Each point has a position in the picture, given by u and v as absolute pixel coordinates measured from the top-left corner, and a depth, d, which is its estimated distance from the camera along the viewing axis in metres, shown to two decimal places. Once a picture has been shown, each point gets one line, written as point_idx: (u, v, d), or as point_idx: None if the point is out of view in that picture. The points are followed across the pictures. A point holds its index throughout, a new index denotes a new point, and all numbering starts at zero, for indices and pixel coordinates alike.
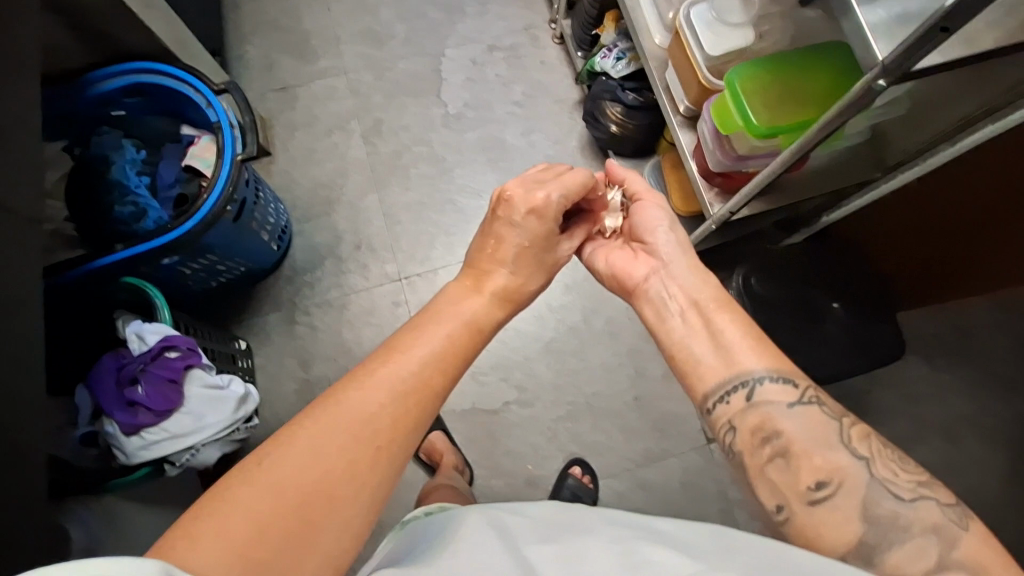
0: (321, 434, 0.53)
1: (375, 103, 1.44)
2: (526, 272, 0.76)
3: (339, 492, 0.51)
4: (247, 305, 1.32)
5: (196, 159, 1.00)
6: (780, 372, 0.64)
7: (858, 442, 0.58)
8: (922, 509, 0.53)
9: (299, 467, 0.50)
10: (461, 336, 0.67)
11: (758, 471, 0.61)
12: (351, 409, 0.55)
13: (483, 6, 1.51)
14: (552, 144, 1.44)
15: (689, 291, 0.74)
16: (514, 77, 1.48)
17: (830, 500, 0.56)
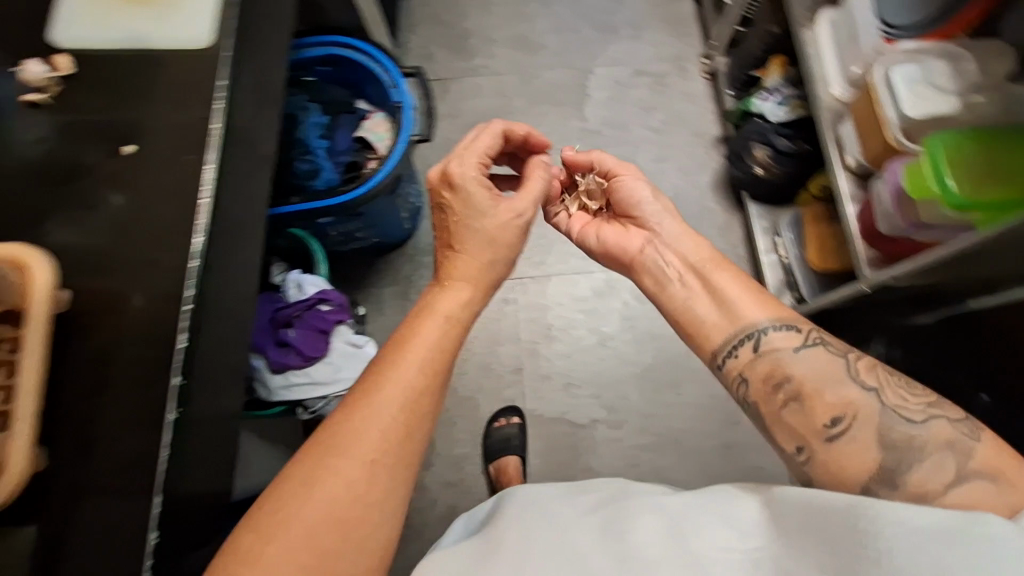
0: (324, 472, 0.57)
1: (517, 106, 1.48)
2: (472, 241, 0.73)
3: (355, 511, 0.57)
4: (367, 275, 1.38)
5: (369, 133, 1.08)
6: (783, 320, 0.71)
7: (865, 373, 0.65)
8: (935, 428, 0.60)
9: (314, 505, 0.56)
10: (443, 332, 0.67)
11: (775, 417, 0.67)
12: (351, 440, 0.59)
13: (636, 30, 1.53)
14: (683, 175, 1.44)
15: (688, 257, 0.79)
16: (656, 104, 1.49)
17: (844, 436, 0.62)
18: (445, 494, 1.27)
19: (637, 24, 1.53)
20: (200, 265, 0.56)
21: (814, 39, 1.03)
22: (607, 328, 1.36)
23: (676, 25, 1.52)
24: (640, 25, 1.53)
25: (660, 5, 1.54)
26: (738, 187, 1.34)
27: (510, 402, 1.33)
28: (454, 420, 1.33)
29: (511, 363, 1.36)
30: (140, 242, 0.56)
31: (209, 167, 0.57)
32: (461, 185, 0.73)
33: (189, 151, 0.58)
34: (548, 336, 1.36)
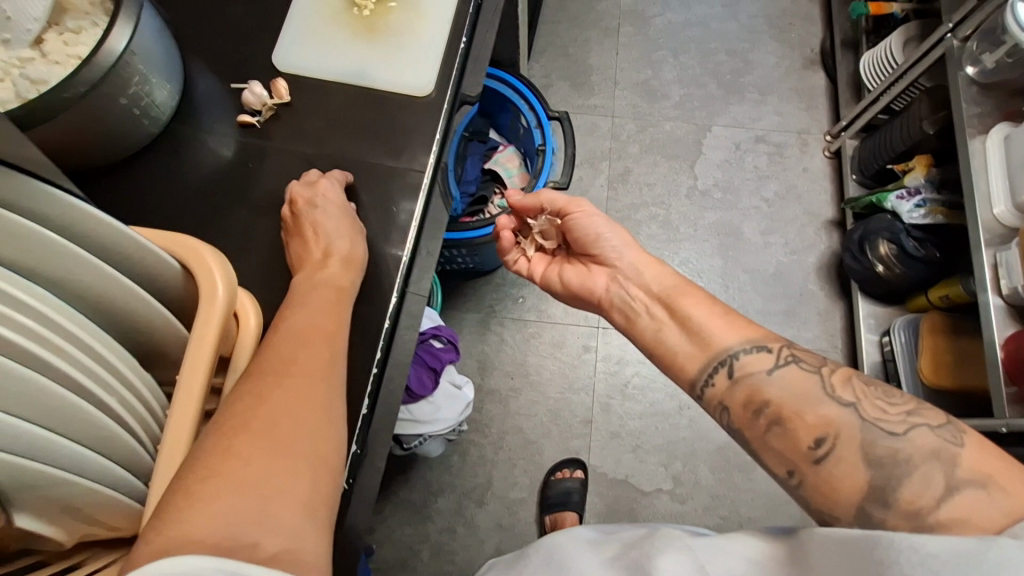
0: (225, 426, 0.42)
1: (629, 153, 1.46)
2: (347, 234, 0.58)
3: (284, 458, 0.42)
4: (452, 297, 1.36)
5: (500, 166, 1.07)
6: (753, 340, 0.63)
7: (841, 390, 0.56)
8: (917, 438, 0.51)
9: (218, 462, 0.40)
10: (342, 269, 0.56)
11: (759, 444, 0.58)
12: (256, 383, 0.45)
13: (763, 96, 1.50)
14: (788, 253, 1.38)
15: (651, 287, 0.72)
16: (771, 174, 1.44)
17: (831, 458, 0.53)
18: (494, 537, 1.23)
19: (765, 90, 1.51)
20: (390, 325, 0.59)
21: (981, 151, 0.98)
22: (685, 395, 1.31)
23: (805, 98, 1.49)
24: (769, 92, 1.50)
25: (791, 76, 1.52)
26: (850, 277, 1.29)
27: (574, 454, 1.28)
28: (514, 462, 1.28)
29: (582, 414, 1.30)
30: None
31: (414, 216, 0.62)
32: (313, 192, 0.59)
33: (400, 202, 0.62)
34: (624, 393, 1.32)
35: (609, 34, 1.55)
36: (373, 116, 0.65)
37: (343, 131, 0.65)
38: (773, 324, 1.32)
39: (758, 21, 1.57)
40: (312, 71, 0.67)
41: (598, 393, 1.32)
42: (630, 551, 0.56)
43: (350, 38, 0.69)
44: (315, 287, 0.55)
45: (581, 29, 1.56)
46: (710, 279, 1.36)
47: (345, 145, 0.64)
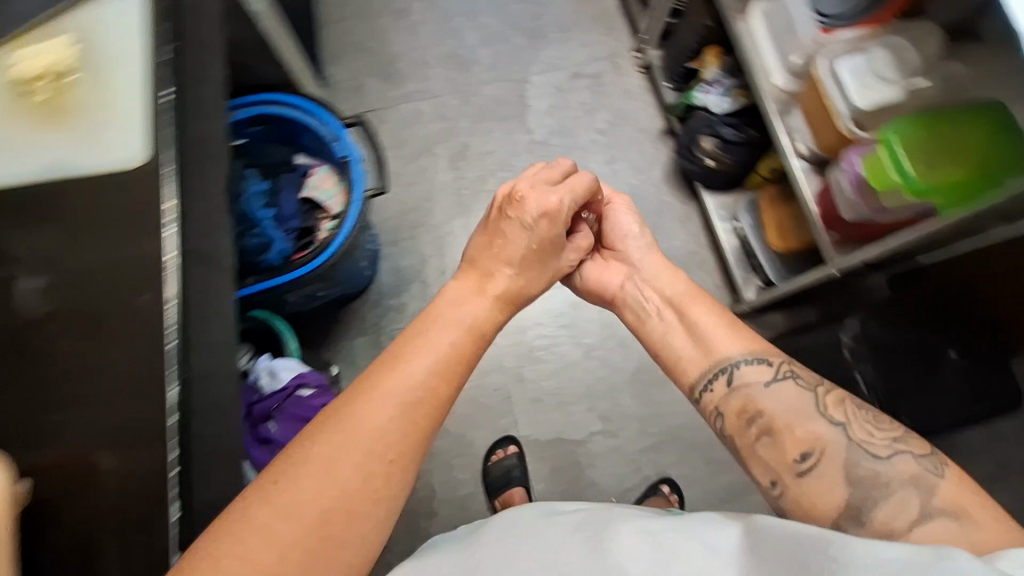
0: (338, 453, 0.59)
1: (461, 127, 1.44)
2: (528, 276, 0.82)
3: (349, 517, 0.57)
4: (333, 330, 1.31)
5: (316, 191, 1.01)
6: (754, 353, 0.73)
7: (833, 409, 0.67)
8: (900, 465, 0.61)
9: (315, 486, 0.57)
10: (465, 341, 0.72)
11: (748, 450, 0.68)
12: (371, 433, 0.61)
13: (566, 34, 1.52)
14: (635, 173, 1.43)
15: (666, 293, 0.82)
16: (598, 105, 1.48)
17: (814, 471, 0.63)
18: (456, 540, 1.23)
19: (566, 27, 1.52)
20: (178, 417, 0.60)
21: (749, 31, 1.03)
22: (588, 338, 1.35)
23: (604, 23, 1.52)
24: (570, 27, 1.52)
25: (585, 5, 1.54)
26: (692, 179, 1.35)
27: (505, 432, 1.29)
28: (452, 462, 1.27)
29: (499, 393, 1.31)
30: (117, 403, 0.59)
31: (168, 304, 0.62)
32: (541, 198, 0.82)
33: (145, 292, 0.62)
34: (533, 358, 1.34)
35: (400, 15, 1.51)
36: (100, 212, 0.65)
37: (71, 240, 0.64)
38: None
39: None
40: (5, 180, 0.66)
41: (508, 369, 1.33)
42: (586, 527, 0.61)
43: (29, 130, 0.70)
44: (444, 324, 0.72)
45: (371, 18, 1.50)
46: None
47: (75, 254, 0.63)
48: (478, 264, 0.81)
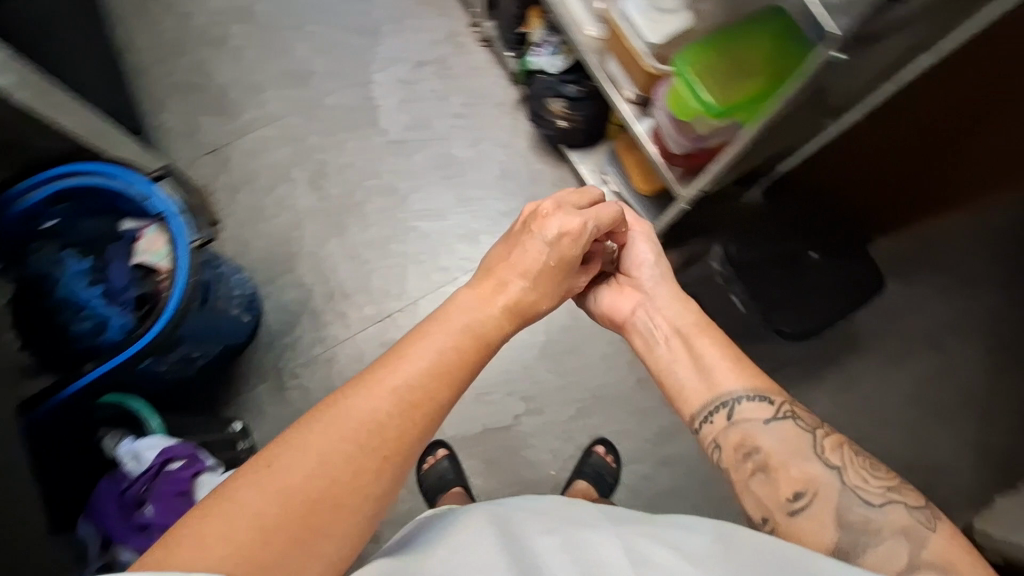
0: (335, 438, 0.55)
1: (313, 145, 1.39)
2: (540, 290, 0.78)
3: (336, 505, 0.53)
4: (229, 385, 1.25)
5: (147, 255, 0.93)
6: (757, 391, 0.74)
7: (831, 453, 0.68)
8: (893, 513, 0.62)
9: (306, 468, 0.53)
10: (467, 344, 0.68)
11: (742, 485, 0.70)
12: (369, 420, 0.57)
13: (399, 24, 1.47)
14: (501, 149, 1.41)
15: (675, 323, 0.85)
16: (448, 89, 1.44)
17: (805, 510, 0.65)
18: None
19: (397, 16, 1.47)
20: None
21: None
22: None
23: (435, 5, 1.49)
24: (402, 16, 1.47)
25: None
26: (555, 142, 1.32)
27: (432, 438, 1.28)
28: None
29: None
30: None
31: None
32: (563, 220, 0.80)
33: None
34: None
35: (220, 43, 1.43)
36: None
37: None
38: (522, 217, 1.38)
39: None
40: None
41: None
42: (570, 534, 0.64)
43: None
44: (447, 322, 0.69)
45: (189, 53, 1.42)
46: (454, 215, 1.38)
47: None
48: (494, 273, 0.78)
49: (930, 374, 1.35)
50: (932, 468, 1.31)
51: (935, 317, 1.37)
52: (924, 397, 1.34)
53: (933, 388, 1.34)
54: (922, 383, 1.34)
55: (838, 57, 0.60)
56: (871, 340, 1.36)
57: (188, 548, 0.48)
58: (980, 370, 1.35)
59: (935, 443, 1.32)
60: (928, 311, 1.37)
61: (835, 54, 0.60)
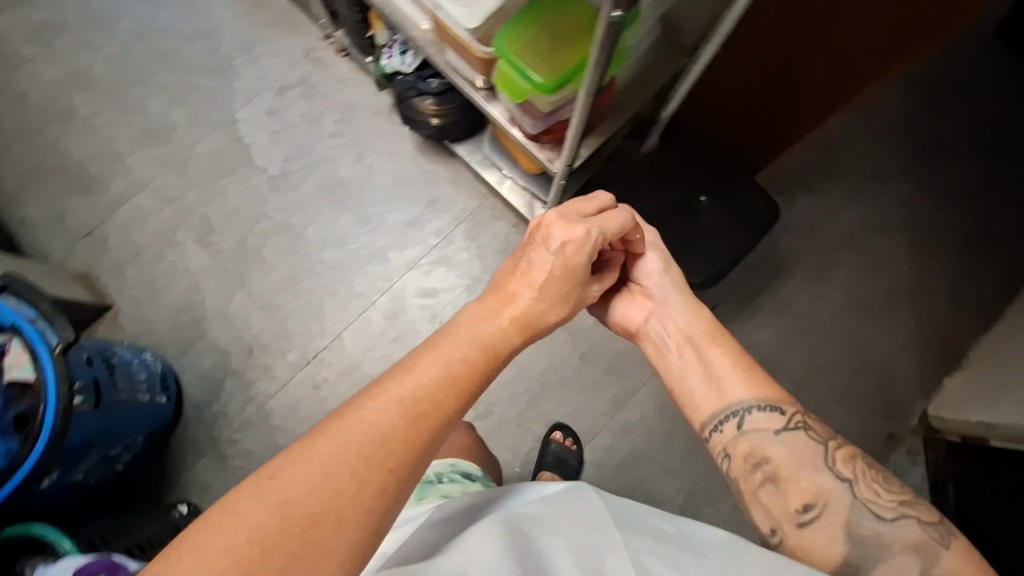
0: (341, 448, 0.50)
1: (192, 201, 1.33)
2: (551, 300, 0.70)
3: (341, 521, 0.48)
4: (168, 468, 1.21)
5: (16, 371, 0.86)
6: (767, 401, 0.73)
7: (842, 465, 0.68)
8: (902, 529, 0.63)
9: (306, 481, 0.48)
10: (478, 357, 0.62)
11: (751, 495, 0.70)
12: (381, 429, 0.52)
13: (251, 53, 1.40)
14: (388, 158, 1.36)
15: (686, 331, 0.82)
16: (319, 109, 1.38)
17: (814, 523, 0.66)
18: None
19: (247, 46, 1.40)
20: None
21: None
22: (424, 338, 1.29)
23: (283, 24, 1.41)
24: (252, 44, 1.40)
25: (254, 14, 1.42)
26: (438, 140, 1.26)
27: None
28: None
29: None
30: None
31: None
32: (564, 229, 0.72)
33: None
34: None
35: (67, 118, 1.36)
36: None
37: None
38: (425, 222, 1.34)
39: None
40: None
41: None
42: (590, 532, 0.62)
43: None
44: (457, 335, 0.64)
45: (37, 136, 1.35)
46: (355, 238, 1.33)
47: None
48: (504, 288, 0.71)
49: (861, 277, 1.36)
50: (880, 369, 1.32)
51: (854, 220, 1.38)
52: (857, 300, 1.35)
53: (864, 290, 1.35)
54: (853, 287, 1.35)
55: (619, 16, 0.57)
56: (796, 258, 1.36)
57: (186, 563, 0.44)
58: (907, 261, 1.36)
59: (877, 342, 1.33)
60: (842, 216, 1.38)
61: (619, 14, 0.56)
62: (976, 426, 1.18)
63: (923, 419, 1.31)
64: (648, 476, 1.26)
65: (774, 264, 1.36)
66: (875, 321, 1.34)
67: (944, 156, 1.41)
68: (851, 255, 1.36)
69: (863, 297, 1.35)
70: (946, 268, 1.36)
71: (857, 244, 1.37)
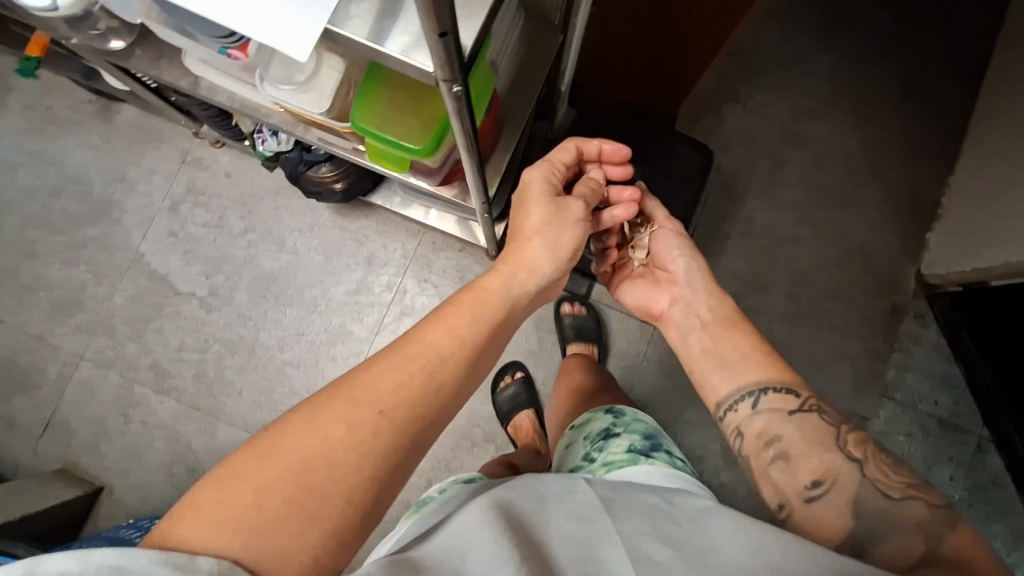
0: (340, 407, 0.56)
1: (134, 353, 1.26)
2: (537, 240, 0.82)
3: (336, 467, 0.54)
4: None
5: None
6: (783, 383, 0.74)
7: (852, 446, 0.67)
8: (910, 506, 0.60)
9: (304, 438, 0.54)
10: (462, 320, 0.69)
11: (762, 472, 0.69)
12: (379, 389, 0.59)
13: (127, 180, 1.30)
14: (310, 234, 1.28)
15: (708, 314, 0.86)
16: (220, 211, 1.29)
17: (822, 499, 0.63)
18: None
19: (119, 175, 1.30)
20: None
21: (212, 82, 0.84)
22: None
23: (146, 138, 1.31)
24: (124, 171, 1.30)
25: (112, 140, 1.31)
26: (352, 198, 1.18)
27: None
28: None
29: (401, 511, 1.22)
30: None
31: None
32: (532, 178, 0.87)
33: None
34: None
35: None
36: None
37: None
38: (372, 282, 1.28)
39: (29, 142, 1.31)
40: None
41: None
42: (584, 525, 0.58)
43: None
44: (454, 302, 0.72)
45: None
46: (311, 325, 1.26)
47: None
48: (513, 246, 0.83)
49: (811, 167, 1.32)
50: (860, 249, 1.30)
51: (785, 113, 1.33)
52: (816, 191, 1.32)
53: (819, 178, 1.32)
54: (807, 179, 1.32)
55: (457, 90, 0.47)
56: (743, 175, 1.32)
57: (192, 516, 0.50)
58: (851, 133, 1.33)
59: (849, 224, 1.31)
60: (772, 113, 1.33)
61: (458, 90, 0.47)
62: (972, 274, 1.16)
63: (919, 280, 1.29)
64: (680, 439, 1.26)
65: (725, 188, 1.32)
66: (838, 205, 1.31)
67: (850, 12, 1.34)
68: (794, 150, 1.32)
69: (820, 186, 1.32)
70: (890, 125, 1.32)
71: (795, 136, 1.33)
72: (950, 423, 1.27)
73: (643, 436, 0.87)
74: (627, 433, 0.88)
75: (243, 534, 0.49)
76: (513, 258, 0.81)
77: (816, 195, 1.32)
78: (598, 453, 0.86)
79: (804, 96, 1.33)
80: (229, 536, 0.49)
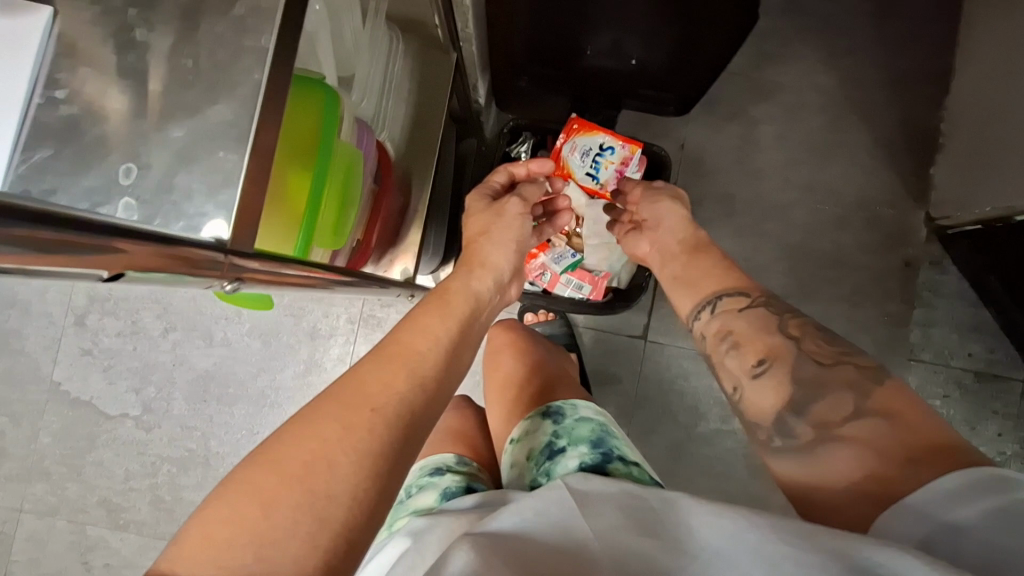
0: (330, 405, 0.46)
1: (75, 493, 1.11)
2: (495, 225, 0.74)
3: (342, 466, 0.43)
4: None
5: None
6: (733, 286, 0.70)
7: (791, 327, 0.64)
8: (840, 372, 0.58)
9: (299, 440, 0.43)
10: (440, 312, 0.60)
11: (718, 364, 0.67)
12: (372, 386, 0.48)
13: (20, 304, 1.13)
14: (239, 319, 1.12)
15: (675, 241, 0.80)
16: (131, 315, 1.13)
17: (765, 373, 0.61)
18: None
19: (9, 299, 1.13)
20: None
21: None
22: None
23: None
24: (12, 294, 1.13)
25: None
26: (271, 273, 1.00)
27: None
28: None
29: None
30: None
31: None
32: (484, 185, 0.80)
33: None
34: None
35: None
36: None
37: None
38: (321, 358, 1.12)
39: None
40: None
41: None
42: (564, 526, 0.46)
43: None
44: (431, 298, 0.62)
45: None
46: (265, 421, 1.11)
47: None
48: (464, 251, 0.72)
49: (785, 120, 1.15)
50: (857, 202, 1.14)
51: (746, 64, 1.15)
52: (797, 149, 1.15)
53: (798, 131, 1.15)
54: (786, 136, 1.15)
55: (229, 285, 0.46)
56: (712, 149, 1.15)
57: (189, 551, 0.38)
58: (825, 71, 1.14)
59: (840, 177, 1.14)
60: (732, 67, 1.15)
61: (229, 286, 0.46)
62: (992, 213, 0.96)
63: (930, 225, 1.13)
64: (697, 458, 1.13)
65: (693, 166, 1.15)
66: (824, 158, 1.14)
67: None
68: (763, 104, 1.15)
69: (799, 141, 1.15)
70: (868, 53, 1.14)
71: (761, 88, 1.15)
72: (988, 376, 1.13)
73: (592, 447, 0.68)
74: (573, 446, 0.68)
75: (258, 551, 0.38)
76: (471, 260, 0.71)
77: (797, 152, 1.15)
78: (543, 480, 0.66)
79: (763, 40, 1.15)
80: (240, 559, 0.38)
